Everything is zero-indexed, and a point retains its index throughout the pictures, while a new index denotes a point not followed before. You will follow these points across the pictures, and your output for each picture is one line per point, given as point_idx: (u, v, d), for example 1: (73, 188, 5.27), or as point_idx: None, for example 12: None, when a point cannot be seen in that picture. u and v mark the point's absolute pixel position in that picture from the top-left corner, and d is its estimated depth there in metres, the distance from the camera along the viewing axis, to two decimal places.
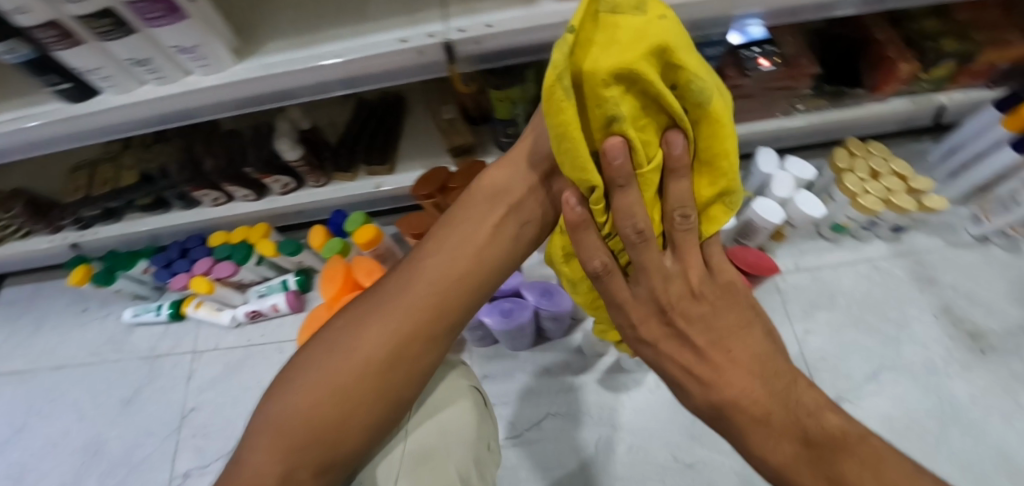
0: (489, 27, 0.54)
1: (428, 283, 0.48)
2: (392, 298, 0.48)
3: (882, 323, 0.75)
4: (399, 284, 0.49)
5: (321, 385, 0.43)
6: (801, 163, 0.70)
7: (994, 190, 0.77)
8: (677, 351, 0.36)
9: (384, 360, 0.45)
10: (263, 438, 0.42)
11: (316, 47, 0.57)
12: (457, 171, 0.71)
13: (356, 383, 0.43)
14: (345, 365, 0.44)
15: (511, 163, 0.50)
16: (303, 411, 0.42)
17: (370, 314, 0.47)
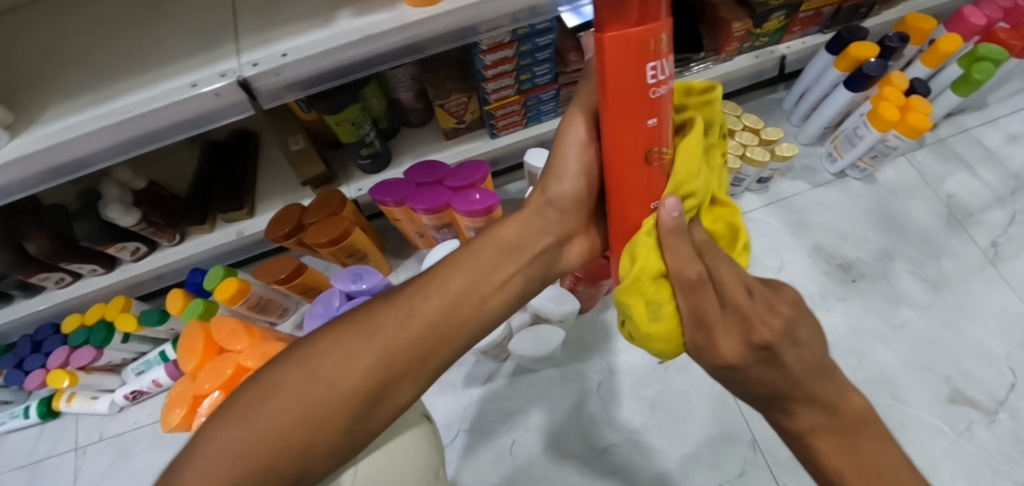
0: (284, 57, 0.49)
1: (445, 298, 0.41)
2: (403, 311, 0.40)
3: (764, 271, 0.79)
4: (416, 294, 0.41)
5: (299, 403, 0.34)
6: None
7: (840, 128, 0.81)
8: (771, 374, 0.30)
9: (378, 386, 0.37)
10: (207, 456, 0.32)
11: (99, 104, 0.50)
12: (311, 204, 0.67)
13: (335, 411, 0.35)
14: (334, 383, 0.35)
15: (527, 218, 0.47)
16: (267, 431, 0.33)
17: (375, 326, 0.39)
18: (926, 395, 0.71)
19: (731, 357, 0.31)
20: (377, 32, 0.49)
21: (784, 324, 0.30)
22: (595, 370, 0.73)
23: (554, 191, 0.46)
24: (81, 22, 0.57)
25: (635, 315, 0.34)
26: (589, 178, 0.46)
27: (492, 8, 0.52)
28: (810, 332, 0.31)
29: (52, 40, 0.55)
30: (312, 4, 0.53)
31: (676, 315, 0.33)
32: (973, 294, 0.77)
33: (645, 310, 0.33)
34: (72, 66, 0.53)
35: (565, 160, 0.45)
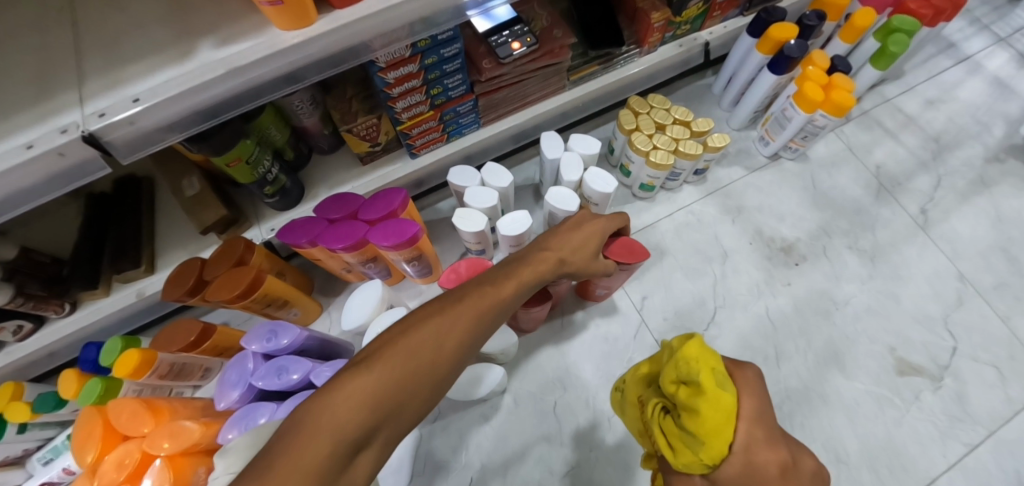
0: (136, 102, 0.42)
1: (509, 289, 0.43)
2: (479, 296, 0.40)
3: (709, 264, 0.77)
4: (486, 285, 0.42)
5: (399, 374, 0.32)
6: (584, 137, 0.66)
7: (770, 110, 0.80)
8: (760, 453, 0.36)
9: (459, 363, 0.37)
10: (304, 428, 0.28)
11: None
12: (212, 256, 0.59)
13: (436, 366, 0.34)
14: (425, 354, 0.34)
15: (546, 256, 0.49)
16: (370, 399, 0.30)
17: (461, 307, 0.39)
18: (874, 369, 0.71)
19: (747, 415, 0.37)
20: (245, 64, 0.43)
21: (757, 433, 0.37)
22: (548, 390, 0.70)
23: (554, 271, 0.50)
24: None
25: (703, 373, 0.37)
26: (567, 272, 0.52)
27: (379, 25, 0.47)
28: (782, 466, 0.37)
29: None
30: (166, 34, 0.45)
31: (716, 401, 0.36)
32: (909, 262, 0.78)
33: (708, 381, 0.37)
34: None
35: (552, 258, 0.50)
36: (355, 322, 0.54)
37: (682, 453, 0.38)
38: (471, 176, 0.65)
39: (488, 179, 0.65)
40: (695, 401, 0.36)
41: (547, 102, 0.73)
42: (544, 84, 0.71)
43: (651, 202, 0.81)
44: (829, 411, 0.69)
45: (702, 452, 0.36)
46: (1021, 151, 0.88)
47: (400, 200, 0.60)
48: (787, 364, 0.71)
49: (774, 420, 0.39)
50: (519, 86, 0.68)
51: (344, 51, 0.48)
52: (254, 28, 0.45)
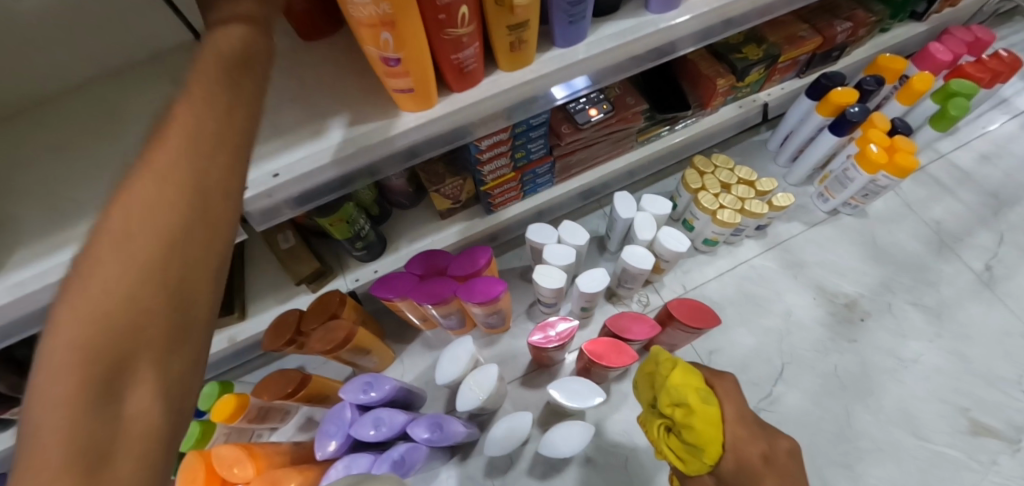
0: (277, 177, 0.46)
1: (217, 99, 0.26)
2: (156, 165, 0.23)
3: (773, 319, 0.78)
4: (165, 142, 0.24)
5: (93, 314, 0.19)
6: (655, 197, 0.69)
7: (828, 168, 0.83)
8: (751, 456, 0.40)
9: (194, 227, 0.23)
10: None
11: None
12: (309, 308, 0.63)
13: (150, 256, 0.21)
14: (93, 314, 0.19)
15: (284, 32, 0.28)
16: (74, 402, 0.17)
17: (129, 210, 0.22)
18: (949, 431, 0.70)
19: (732, 419, 0.41)
20: (375, 143, 0.47)
21: (743, 433, 0.41)
22: (617, 444, 0.71)
23: None
24: None
25: (687, 390, 0.40)
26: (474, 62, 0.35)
27: (488, 104, 0.51)
28: (774, 456, 0.41)
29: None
30: (295, 112, 0.49)
31: (705, 414, 0.39)
32: (976, 319, 0.78)
33: (695, 398, 0.39)
34: None
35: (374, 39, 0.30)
36: (447, 378, 0.57)
37: (689, 462, 0.41)
38: (548, 233, 0.69)
39: (564, 236, 0.68)
40: (689, 420, 0.39)
41: (614, 161, 0.77)
42: (614, 145, 0.74)
43: (711, 255, 0.83)
44: (905, 474, 0.68)
45: (703, 458, 0.40)
46: None
47: (484, 258, 0.63)
48: (858, 424, 0.71)
49: (750, 415, 0.43)
50: (591, 149, 0.72)
51: (454, 128, 0.52)
52: (378, 108, 0.49)
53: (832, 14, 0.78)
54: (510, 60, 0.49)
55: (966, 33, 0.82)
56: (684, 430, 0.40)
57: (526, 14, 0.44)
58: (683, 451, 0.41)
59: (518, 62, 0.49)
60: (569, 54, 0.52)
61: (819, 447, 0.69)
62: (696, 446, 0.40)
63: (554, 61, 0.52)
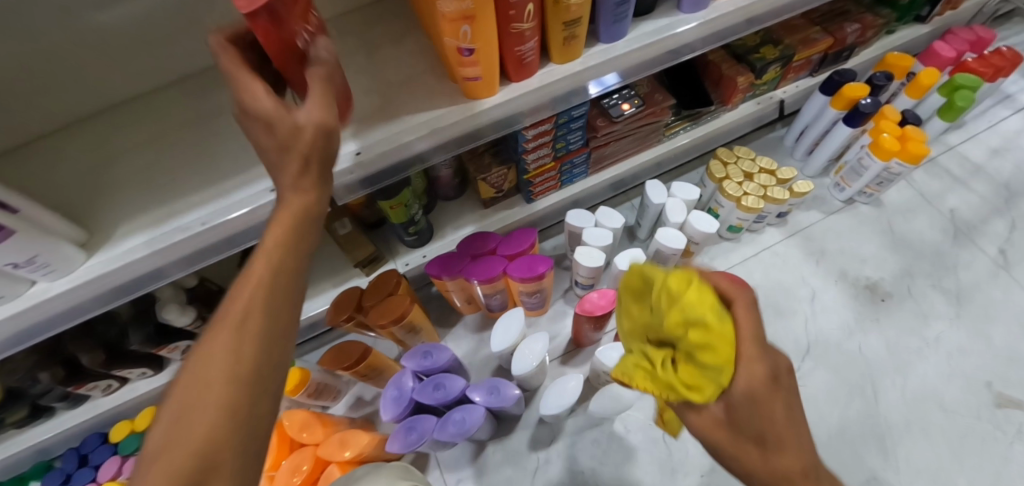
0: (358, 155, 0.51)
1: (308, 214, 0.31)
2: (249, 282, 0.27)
3: (797, 301, 0.82)
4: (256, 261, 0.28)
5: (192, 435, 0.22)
6: (684, 184, 0.74)
7: (843, 159, 0.88)
8: (760, 370, 0.29)
9: (267, 353, 0.26)
10: None
11: (173, 219, 0.51)
12: (367, 287, 0.68)
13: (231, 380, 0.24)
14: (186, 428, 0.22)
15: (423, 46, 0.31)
16: None
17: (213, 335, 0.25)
18: (974, 405, 0.73)
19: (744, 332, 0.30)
20: (443, 127, 0.53)
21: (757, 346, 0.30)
22: (656, 419, 0.74)
23: None
24: (136, 135, 0.57)
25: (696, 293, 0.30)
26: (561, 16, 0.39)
27: (540, 94, 0.57)
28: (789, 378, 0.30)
29: (106, 159, 0.55)
30: (371, 102, 0.55)
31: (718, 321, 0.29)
32: (995, 299, 0.82)
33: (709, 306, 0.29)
34: (135, 180, 0.53)
35: None
36: (504, 344, 0.61)
37: (700, 390, 0.29)
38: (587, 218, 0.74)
39: (600, 220, 0.73)
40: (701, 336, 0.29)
41: (643, 154, 0.83)
42: (643, 139, 0.80)
43: (735, 243, 0.87)
44: (935, 444, 0.71)
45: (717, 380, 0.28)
46: None
47: (529, 239, 0.68)
48: (886, 398, 0.74)
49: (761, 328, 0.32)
50: (623, 142, 0.78)
51: (509, 117, 0.58)
52: (444, 97, 0.55)
53: (841, 18, 0.84)
54: (560, 54, 0.55)
55: (969, 32, 0.88)
56: (692, 345, 0.29)
57: (579, 11, 0.50)
58: (692, 377, 0.30)
59: (568, 56, 0.55)
60: (612, 49, 0.58)
61: (850, 420, 0.73)
62: (713, 369, 0.29)
63: (598, 55, 0.58)
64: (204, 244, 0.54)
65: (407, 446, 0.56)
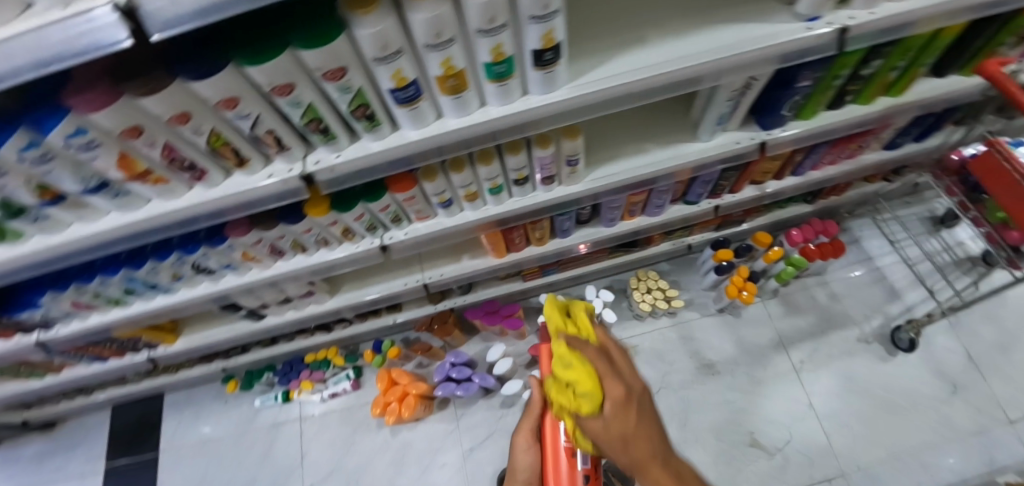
0: (442, 275, 1.20)
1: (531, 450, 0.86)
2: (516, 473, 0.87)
3: (664, 363, 1.44)
4: None
5: None
6: (605, 291, 1.40)
7: (719, 287, 1.46)
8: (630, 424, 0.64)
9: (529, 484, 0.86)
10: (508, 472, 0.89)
11: (366, 288, 1.23)
12: (436, 315, 1.42)
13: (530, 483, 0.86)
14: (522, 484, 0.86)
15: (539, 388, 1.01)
16: None
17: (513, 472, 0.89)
18: (737, 440, 1.35)
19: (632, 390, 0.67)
20: (480, 268, 1.20)
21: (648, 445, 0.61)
22: None
23: (494, 225, 0.99)
24: None
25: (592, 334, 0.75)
26: (514, 221, 0.99)
27: (526, 256, 1.23)
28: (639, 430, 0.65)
29: None
30: (452, 250, 1.24)
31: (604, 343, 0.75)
32: (781, 388, 1.40)
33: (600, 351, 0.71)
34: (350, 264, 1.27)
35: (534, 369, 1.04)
36: (493, 358, 1.35)
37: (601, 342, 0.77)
38: (550, 300, 1.39)
39: (557, 302, 1.39)
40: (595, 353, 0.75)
41: (596, 265, 1.43)
42: (596, 256, 1.39)
43: (641, 321, 1.50)
44: (703, 455, 1.33)
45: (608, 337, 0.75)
46: (885, 338, 1.45)
47: (514, 310, 1.39)
48: (689, 426, 1.37)
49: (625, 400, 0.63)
50: (582, 261, 1.39)
51: (512, 265, 1.24)
52: (485, 252, 1.22)
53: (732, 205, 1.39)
54: (536, 242, 1.19)
55: (822, 224, 1.38)
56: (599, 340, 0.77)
57: (544, 232, 1.14)
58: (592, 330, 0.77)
59: (540, 243, 1.20)
60: (561, 240, 1.22)
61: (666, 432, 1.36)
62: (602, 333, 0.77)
63: (557, 243, 1.23)
64: (369, 297, 1.23)
65: (443, 391, 1.31)
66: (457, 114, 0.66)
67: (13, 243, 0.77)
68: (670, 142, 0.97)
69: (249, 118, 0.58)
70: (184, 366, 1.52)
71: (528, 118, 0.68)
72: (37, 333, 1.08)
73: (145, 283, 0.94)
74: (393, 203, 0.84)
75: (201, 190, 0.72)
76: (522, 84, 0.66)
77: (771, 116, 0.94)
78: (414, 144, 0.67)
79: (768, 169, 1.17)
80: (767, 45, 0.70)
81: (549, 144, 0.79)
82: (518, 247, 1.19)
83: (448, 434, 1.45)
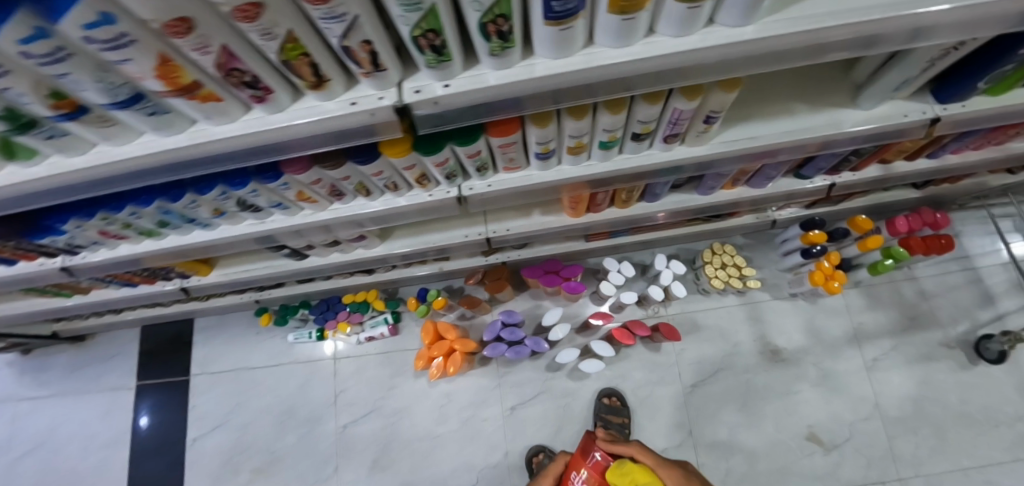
0: (508, 231, 1.07)
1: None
2: None
3: (725, 344, 1.35)
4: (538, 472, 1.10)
5: None
6: (677, 263, 1.27)
7: (800, 269, 1.33)
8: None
9: None
10: None
11: (421, 237, 1.11)
12: (489, 270, 1.32)
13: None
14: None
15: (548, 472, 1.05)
16: None
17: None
18: (795, 432, 1.28)
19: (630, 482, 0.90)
20: (551, 227, 1.07)
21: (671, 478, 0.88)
22: (618, 378, 1.35)
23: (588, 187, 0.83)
24: None
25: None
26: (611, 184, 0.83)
27: (605, 218, 1.08)
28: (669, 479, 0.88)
29: None
30: (520, 203, 1.09)
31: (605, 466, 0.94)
32: (847, 384, 1.31)
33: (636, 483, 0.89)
34: None
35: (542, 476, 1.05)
36: (549, 322, 1.26)
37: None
38: (614, 266, 1.28)
39: (622, 269, 1.27)
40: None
41: (668, 233, 1.28)
42: (672, 225, 1.25)
43: (706, 296, 1.38)
44: (754, 442, 1.28)
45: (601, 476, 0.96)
46: (969, 344, 1.33)
47: (574, 273, 1.27)
48: (744, 412, 1.30)
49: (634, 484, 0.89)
50: (656, 227, 1.25)
51: (584, 227, 1.10)
52: (559, 209, 1.08)
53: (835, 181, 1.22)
54: (620, 204, 1.04)
55: (935, 214, 1.21)
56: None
57: (632, 196, 0.99)
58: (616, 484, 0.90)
59: (624, 204, 1.05)
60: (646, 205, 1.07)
61: (719, 416, 1.30)
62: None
63: (640, 207, 1.07)
64: (424, 245, 1.10)
65: (494, 352, 1.23)
66: (613, 43, 0.49)
67: (24, 161, 0.63)
68: (822, 103, 0.79)
69: (343, 26, 0.41)
70: (219, 296, 1.45)
71: (698, 62, 0.50)
72: (61, 258, 0.98)
73: (182, 216, 0.82)
74: (484, 149, 0.69)
75: (259, 115, 0.56)
76: (710, 11, 0.47)
77: (956, 87, 0.73)
78: (549, 80, 0.51)
79: (904, 149, 0.98)
80: (956, 6, 0.48)
81: (699, 96, 0.61)
82: (598, 207, 1.05)
83: (489, 390, 1.38)
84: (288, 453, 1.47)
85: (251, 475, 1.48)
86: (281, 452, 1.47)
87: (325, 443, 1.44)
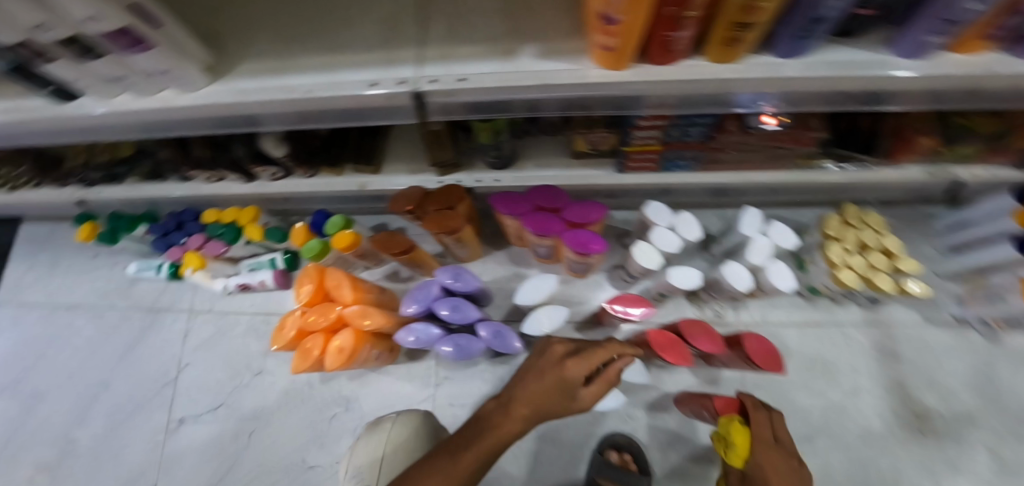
0: (465, 80, 0.51)
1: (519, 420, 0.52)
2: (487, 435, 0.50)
3: (833, 389, 0.77)
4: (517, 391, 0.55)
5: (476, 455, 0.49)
6: (786, 231, 0.69)
7: (987, 278, 0.77)
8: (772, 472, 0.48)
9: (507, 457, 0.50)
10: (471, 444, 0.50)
11: (289, 76, 0.54)
12: (433, 191, 0.75)
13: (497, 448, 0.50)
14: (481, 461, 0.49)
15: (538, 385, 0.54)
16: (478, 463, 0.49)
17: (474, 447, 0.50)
18: None
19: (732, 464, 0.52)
20: (555, 84, 0.50)
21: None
22: (633, 416, 0.79)
23: None
24: None
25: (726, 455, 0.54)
26: None
27: (678, 86, 0.51)
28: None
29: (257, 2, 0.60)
30: (498, 30, 0.53)
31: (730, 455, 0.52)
32: None
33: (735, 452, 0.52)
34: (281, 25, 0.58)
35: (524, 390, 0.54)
36: (527, 300, 0.69)
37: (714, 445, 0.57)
38: (664, 216, 0.70)
39: (678, 225, 0.70)
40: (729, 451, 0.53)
41: (754, 175, 0.74)
42: (766, 160, 0.71)
43: (807, 303, 0.82)
44: None
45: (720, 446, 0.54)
46: None
47: (590, 217, 0.68)
48: None
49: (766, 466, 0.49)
50: (744, 154, 0.70)
51: (624, 99, 0.53)
52: (578, 50, 0.51)
53: None
54: (720, 51, 0.47)
55: None
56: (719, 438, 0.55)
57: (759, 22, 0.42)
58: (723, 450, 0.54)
59: (727, 54, 0.47)
60: (777, 65, 0.49)
61: None
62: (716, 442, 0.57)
63: (759, 65, 0.49)
64: (291, 92, 0.53)
65: (416, 341, 0.67)
66: None
67: None
68: None
69: None
70: (27, 185, 0.91)
71: None
72: None
73: None
74: None
75: None
76: None
77: None
78: None
79: None
80: None
81: None
82: (670, 56, 0.49)
83: (415, 404, 0.82)
84: (87, 451, 0.90)
85: (29, 473, 0.89)
86: (79, 447, 0.90)
87: (145, 444, 0.88)
